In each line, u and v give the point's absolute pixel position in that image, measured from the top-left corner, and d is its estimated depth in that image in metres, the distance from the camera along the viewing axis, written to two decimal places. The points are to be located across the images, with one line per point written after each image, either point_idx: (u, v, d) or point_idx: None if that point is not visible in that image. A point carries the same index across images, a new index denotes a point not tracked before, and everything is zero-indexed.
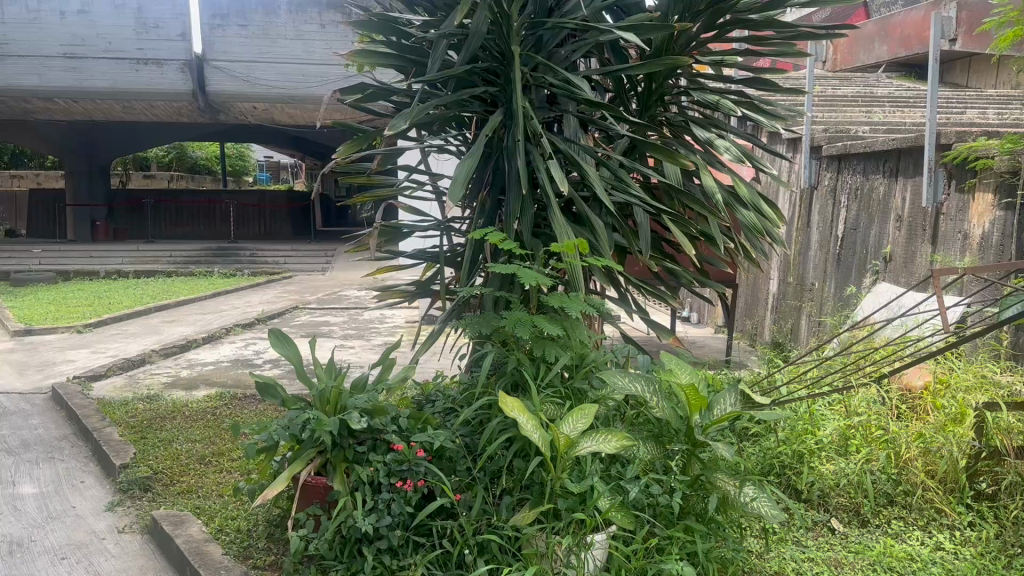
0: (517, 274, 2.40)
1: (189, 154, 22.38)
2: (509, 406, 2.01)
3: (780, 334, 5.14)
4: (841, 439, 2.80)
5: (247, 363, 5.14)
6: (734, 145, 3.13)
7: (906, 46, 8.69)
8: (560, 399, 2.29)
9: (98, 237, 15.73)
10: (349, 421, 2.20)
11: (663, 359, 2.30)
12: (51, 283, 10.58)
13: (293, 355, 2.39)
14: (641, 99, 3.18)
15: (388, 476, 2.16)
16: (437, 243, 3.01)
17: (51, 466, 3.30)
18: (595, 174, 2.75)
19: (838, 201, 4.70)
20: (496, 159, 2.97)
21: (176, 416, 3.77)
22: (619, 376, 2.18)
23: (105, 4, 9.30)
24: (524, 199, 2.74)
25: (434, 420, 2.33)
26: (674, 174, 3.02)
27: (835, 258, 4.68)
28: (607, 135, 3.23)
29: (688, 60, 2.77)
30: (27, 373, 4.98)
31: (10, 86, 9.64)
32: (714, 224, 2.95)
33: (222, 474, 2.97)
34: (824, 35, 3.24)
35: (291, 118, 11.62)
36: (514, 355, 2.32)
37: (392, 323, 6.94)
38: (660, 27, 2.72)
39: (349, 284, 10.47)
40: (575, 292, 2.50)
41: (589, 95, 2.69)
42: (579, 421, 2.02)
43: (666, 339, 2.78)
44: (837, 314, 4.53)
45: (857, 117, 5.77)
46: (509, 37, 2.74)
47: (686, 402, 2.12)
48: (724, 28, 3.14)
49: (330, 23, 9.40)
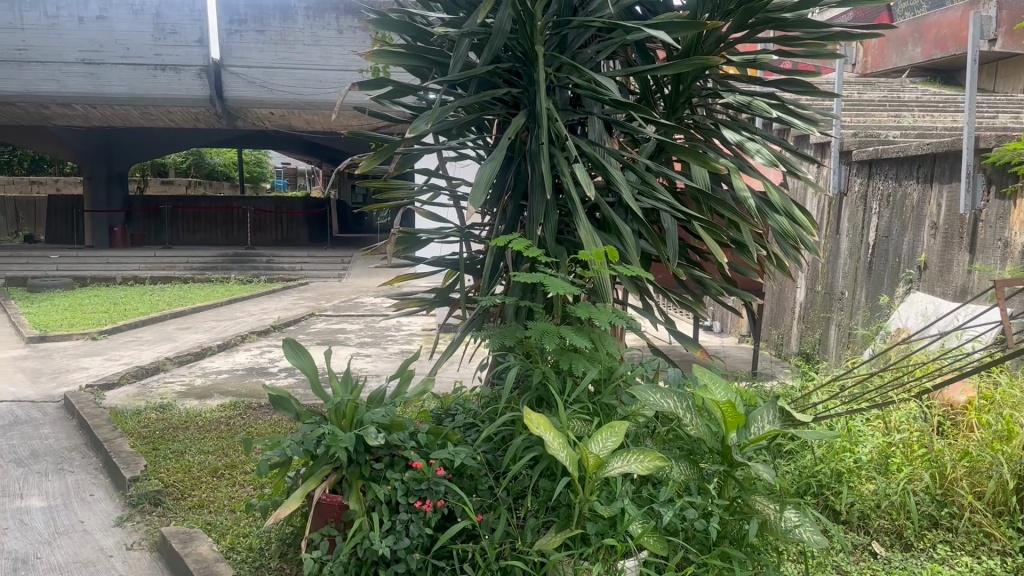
0: (542, 283, 2.28)
1: (207, 161, 22.47)
2: (534, 422, 1.91)
3: (809, 344, 5.00)
4: (881, 457, 2.66)
5: (263, 372, 5.06)
6: (766, 148, 2.95)
7: (940, 47, 8.66)
8: (588, 415, 2.17)
9: (116, 243, 15.78)
10: (366, 437, 2.09)
11: (696, 372, 2.18)
12: (68, 289, 10.58)
13: (306, 366, 2.28)
14: (668, 101, 3.06)
15: (406, 495, 2.05)
16: (458, 250, 2.90)
17: (61, 477, 3.22)
18: (622, 177, 2.62)
19: (868, 207, 4.57)
20: (519, 163, 2.85)
21: (189, 427, 3.69)
22: (651, 391, 2.07)
23: (123, 10, 9.30)
24: (548, 204, 2.64)
25: (455, 436, 2.22)
26: (702, 178, 2.89)
27: (866, 267, 4.54)
28: (633, 138, 3.12)
29: (720, 61, 2.65)
30: (40, 380, 4.92)
31: (28, 92, 9.66)
32: (746, 231, 2.82)
33: (235, 488, 2.88)
34: (859, 37, 3.12)
35: (309, 124, 11.58)
36: (539, 369, 2.21)
37: (409, 330, 6.86)
38: (691, 25, 2.60)
39: (366, 291, 10.40)
40: (603, 302, 2.38)
41: (617, 95, 2.58)
42: (608, 440, 1.91)
43: (693, 351, 2.66)
44: (868, 326, 4.38)
45: (887, 122, 5.63)
46: (533, 37, 2.63)
47: (722, 420, 2.00)
48: (756, 28, 3.02)
49: (348, 29, 9.40)
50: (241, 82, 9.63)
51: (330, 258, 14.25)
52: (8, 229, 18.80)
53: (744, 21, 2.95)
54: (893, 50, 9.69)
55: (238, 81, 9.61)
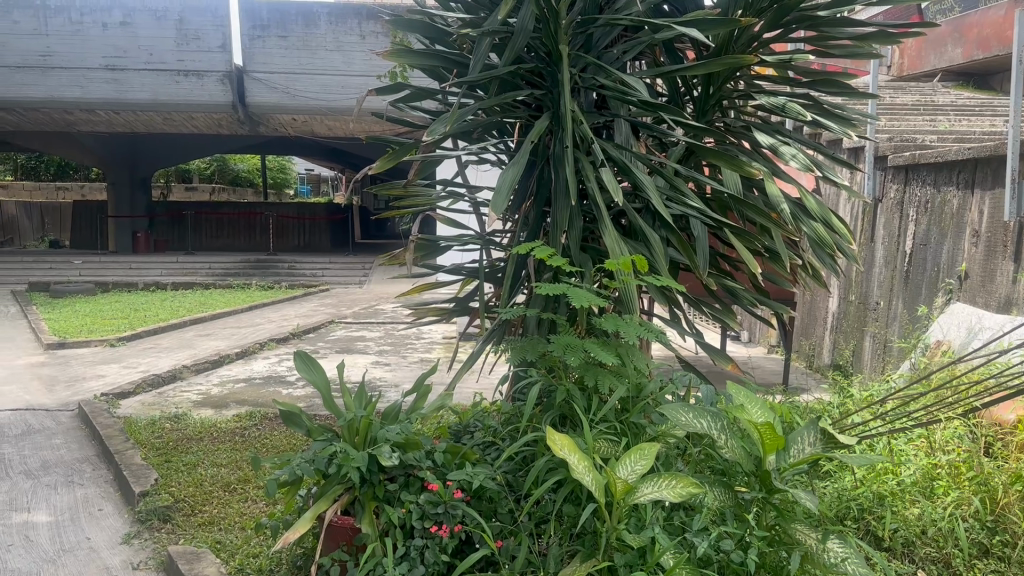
0: (566, 295, 2.16)
1: (231, 167, 22.59)
2: (558, 443, 1.79)
3: (843, 356, 4.84)
4: (926, 480, 2.51)
5: (281, 380, 4.96)
6: (802, 152, 2.79)
7: (981, 48, 8.46)
8: (615, 436, 2.04)
9: (139, 249, 15.85)
10: (380, 456, 1.98)
11: (730, 390, 2.06)
12: (90, 295, 10.60)
13: (318, 381, 2.17)
14: (698, 103, 2.94)
15: (422, 519, 1.94)
16: (477, 258, 2.78)
17: (70, 491, 3.14)
18: (651, 181, 2.50)
19: (905, 215, 4.41)
20: (541, 167, 2.74)
21: (203, 438, 3.60)
22: (682, 411, 1.94)
23: (147, 16, 9.33)
24: (572, 211, 2.52)
25: (474, 455, 2.10)
26: (734, 182, 2.76)
27: (902, 276, 4.37)
28: (660, 141, 3.00)
29: (755, 60, 2.52)
30: (55, 388, 4.85)
31: (51, 98, 9.71)
32: (780, 238, 2.68)
33: (247, 504, 2.78)
34: (897, 36, 2.98)
35: (330, 130, 11.57)
36: (563, 385, 2.08)
37: (430, 339, 6.75)
38: (725, 22, 2.48)
39: (386, 298, 10.32)
40: (630, 314, 2.25)
41: (646, 96, 2.46)
42: (637, 463, 1.78)
43: (723, 365, 2.52)
44: (906, 339, 4.20)
45: (922, 126, 5.46)
46: (557, 35, 2.52)
47: (760, 442, 1.88)
48: (789, 27, 2.90)
49: (370, 34, 9.34)
50: (262, 88, 9.60)
51: (350, 264, 14.21)
52: (35, 234, 19.01)
53: (778, 20, 2.81)
54: (930, 51, 9.48)
55: (260, 88, 9.58)
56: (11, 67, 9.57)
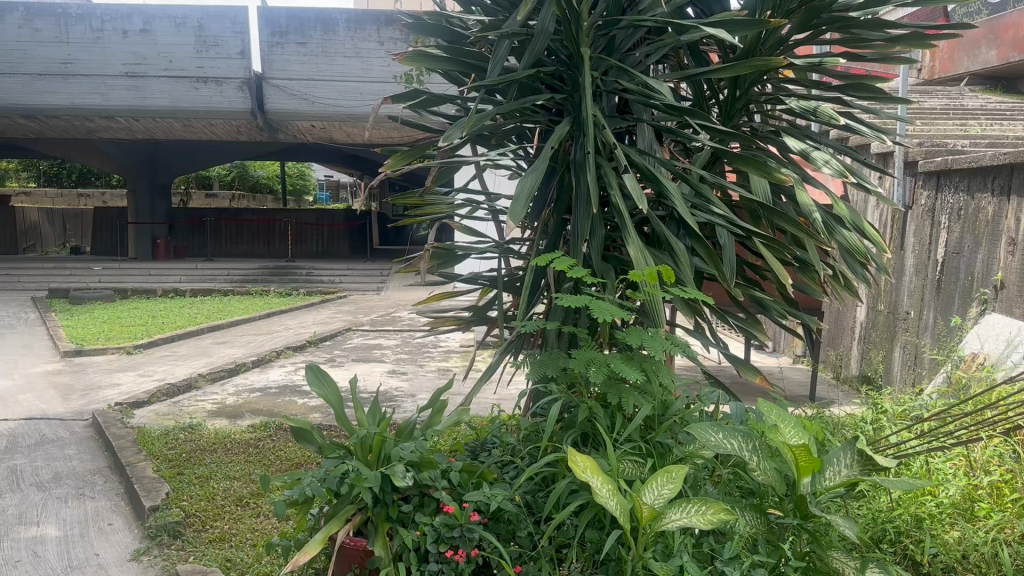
0: (589, 307, 2.07)
1: (251, 173, 22.67)
2: (580, 465, 1.69)
3: (872, 368, 4.72)
4: (967, 501, 2.40)
5: (297, 390, 4.89)
6: (834, 158, 2.68)
7: (1018, 48, 8.27)
8: (641, 457, 1.95)
9: (159, 255, 15.97)
10: (393, 476, 1.90)
11: (762, 407, 1.97)
12: (108, 301, 10.63)
13: (330, 397, 2.10)
14: (725, 107, 2.84)
15: (437, 543, 1.84)
16: (495, 267, 2.70)
17: (81, 504, 3.08)
18: (676, 189, 2.40)
19: (937, 221, 4.28)
20: (563, 173, 2.65)
21: (217, 449, 3.53)
22: (712, 431, 1.85)
23: (166, 23, 9.36)
24: (593, 219, 2.43)
25: (492, 475, 2.01)
26: (762, 189, 2.66)
27: (934, 286, 4.24)
28: (684, 146, 2.90)
29: (785, 63, 2.42)
30: (71, 397, 4.82)
31: (75, 104, 9.92)
32: (811, 247, 2.57)
33: (259, 520, 2.71)
34: (934, 36, 2.86)
35: (348, 136, 11.60)
36: (585, 403, 1.99)
37: (447, 347, 6.68)
38: (754, 23, 2.38)
39: (404, 305, 10.27)
40: (655, 327, 2.16)
41: (671, 100, 2.36)
42: (664, 487, 1.68)
43: (751, 379, 2.43)
44: (938, 352, 4.06)
45: (952, 131, 5.31)
46: (579, 37, 2.43)
47: (794, 465, 1.79)
48: (820, 28, 2.79)
49: (387, 40, 9.55)
50: (282, 94, 9.80)
51: (368, 271, 14.18)
52: (57, 241, 19.18)
53: (808, 21, 2.70)
54: (964, 54, 9.24)
55: (279, 94, 9.80)
56: (33, 75, 9.71)
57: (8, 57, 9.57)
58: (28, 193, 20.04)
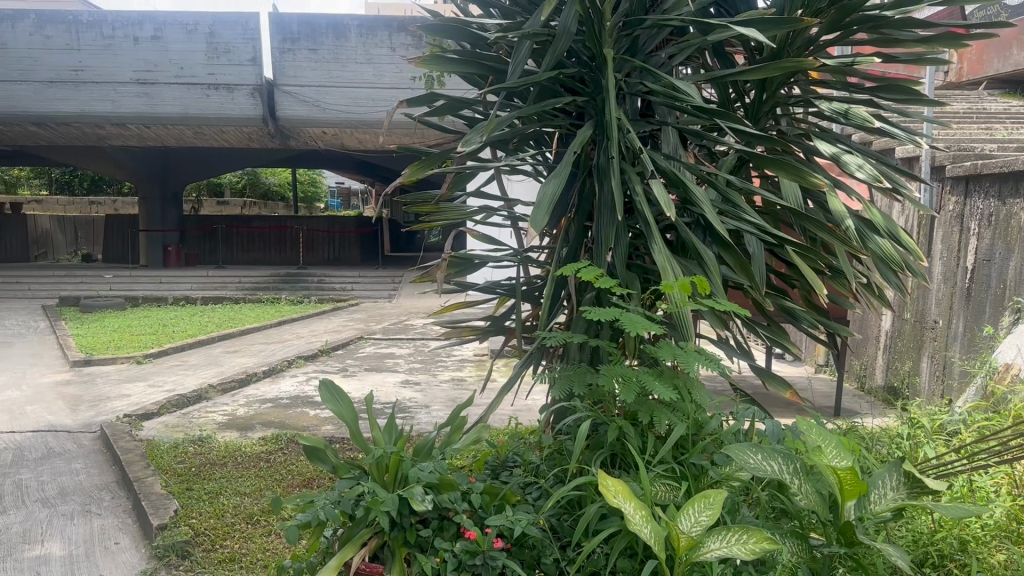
0: (618, 319, 1.97)
1: (262, 181, 22.71)
2: (612, 490, 1.58)
3: (899, 378, 4.61)
4: (1012, 523, 2.28)
5: (308, 401, 4.79)
6: (868, 162, 2.56)
7: None
8: (674, 479, 1.84)
9: (170, 263, 15.92)
10: (412, 499, 1.80)
11: (800, 426, 1.87)
12: (119, 310, 10.58)
13: (343, 413, 2.00)
14: (751, 110, 2.74)
15: (458, 571, 1.74)
16: (514, 275, 2.60)
17: (87, 522, 3.00)
18: (705, 194, 2.29)
19: (966, 227, 4.15)
20: (584, 179, 2.55)
21: (227, 463, 3.44)
22: (751, 452, 1.74)
23: (177, 30, 9.36)
24: (618, 227, 2.32)
25: (515, 497, 1.91)
26: (793, 195, 2.55)
27: (963, 294, 4.10)
28: (710, 151, 2.80)
29: (817, 63, 2.31)
30: (79, 409, 4.74)
31: (86, 112, 9.96)
32: (844, 255, 2.46)
33: (270, 539, 2.62)
34: (968, 37, 2.74)
35: (360, 143, 11.55)
36: (615, 421, 1.88)
37: (461, 355, 6.60)
38: (786, 20, 2.27)
39: (416, 313, 10.18)
40: (685, 340, 2.04)
41: (699, 102, 2.25)
42: (701, 514, 1.58)
43: (781, 392, 2.32)
44: (969, 364, 3.93)
45: (978, 134, 5.20)
46: (602, 38, 2.34)
47: (837, 488, 1.69)
48: (850, 29, 2.67)
49: (400, 45, 9.61)
50: (292, 101, 9.92)
51: (380, 279, 14.10)
52: (68, 249, 19.20)
53: (838, 21, 2.58)
54: (995, 54, 9.05)
55: (291, 100, 9.88)
56: (44, 82, 9.72)
57: (20, 64, 9.58)
58: (40, 201, 20.13)
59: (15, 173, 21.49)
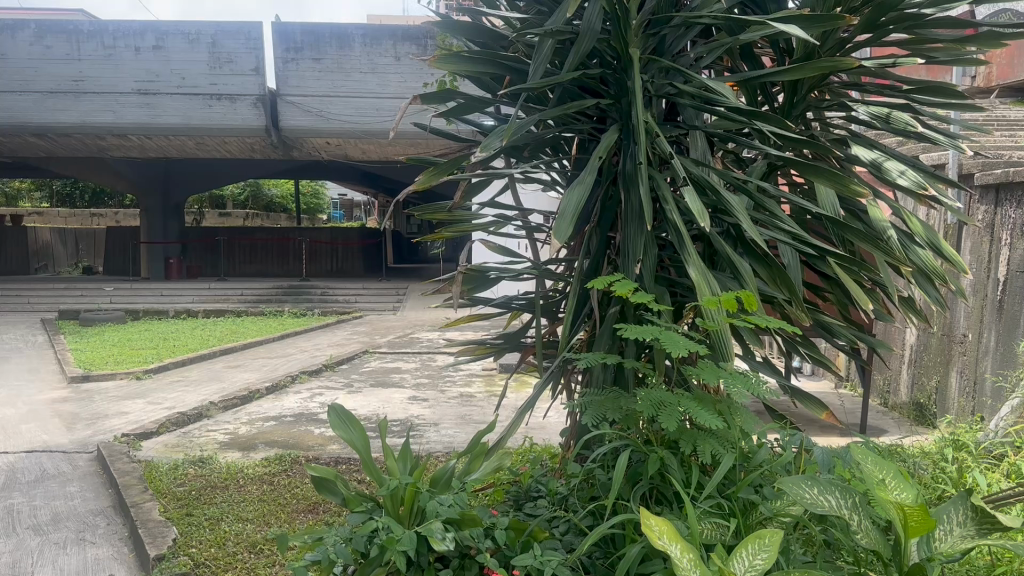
0: (655, 340, 1.80)
1: (263, 193, 22.67)
2: (655, 530, 1.42)
3: (926, 395, 4.46)
4: None
5: (313, 419, 4.63)
6: (912, 169, 2.37)
7: None
8: (722, 515, 1.68)
9: (171, 276, 15.72)
10: (430, 538, 1.64)
11: (856, 454, 1.70)
12: (119, 322, 10.44)
13: (353, 439, 1.84)
14: (783, 112, 2.58)
15: None
16: (533, 291, 2.41)
17: (80, 552, 2.84)
18: (740, 202, 2.11)
19: (997, 238, 3.98)
20: (608, 186, 2.37)
21: (229, 486, 3.28)
22: (806, 485, 1.59)
23: (179, 39, 9.30)
24: (647, 237, 2.15)
25: (543, 533, 1.75)
26: (829, 202, 2.36)
27: (995, 307, 3.94)
28: (738, 158, 2.61)
29: (856, 63, 2.14)
30: (76, 427, 4.59)
31: (85, 122, 9.87)
32: (885, 267, 2.27)
33: (274, 570, 2.45)
34: (1010, 37, 2.55)
35: (364, 153, 11.44)
36: (654, 451, 1.72)
37: (470, 370, 6.43)
38: (825, 17, 2.09)
39: (422, 326, 10.03)
40: (724, 362, 1.85)
41: (737, 103, 2.08)
42: (756, 556, 1.42)
43: (819, 413, 2.14)
44: (1004, 379, 3.76)
45: (1004, 142, 5.05)
46: (629, 36, 2.18)
47: (901, 526, 1.52)
48: (886, 30, 2.46)
49: (404, 55, 9.51)
50: (296, 111, 9.83)
51: (385, 291, 13.96)
52: (69, 261, 19.10)
53: (874, 20, 2.39)
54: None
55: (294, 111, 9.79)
56: (45, 92, 9.63)
57: (20, 75, 9.52)
58: (41, 213, 20.04)
59: (17, 185, 21.49)
